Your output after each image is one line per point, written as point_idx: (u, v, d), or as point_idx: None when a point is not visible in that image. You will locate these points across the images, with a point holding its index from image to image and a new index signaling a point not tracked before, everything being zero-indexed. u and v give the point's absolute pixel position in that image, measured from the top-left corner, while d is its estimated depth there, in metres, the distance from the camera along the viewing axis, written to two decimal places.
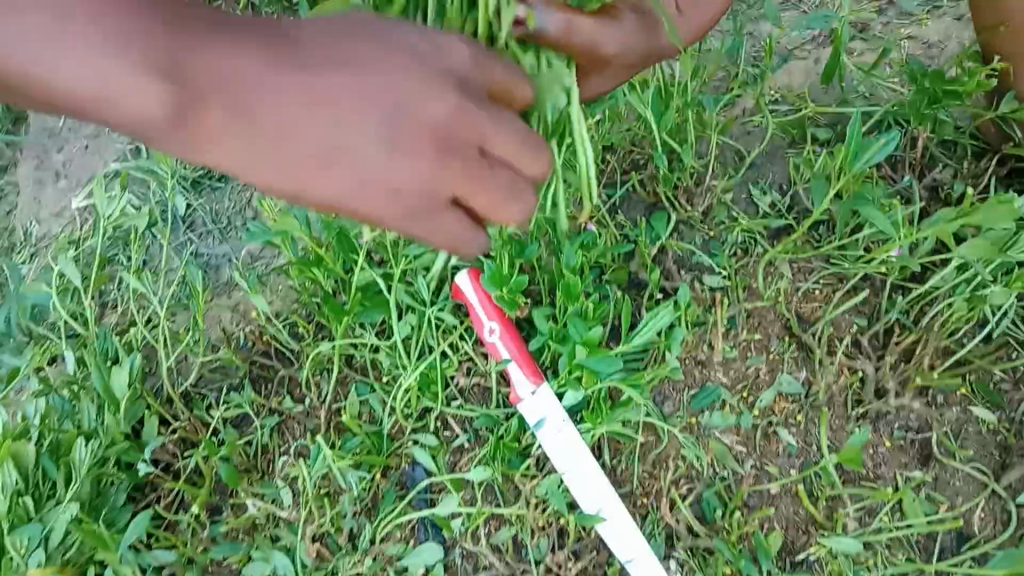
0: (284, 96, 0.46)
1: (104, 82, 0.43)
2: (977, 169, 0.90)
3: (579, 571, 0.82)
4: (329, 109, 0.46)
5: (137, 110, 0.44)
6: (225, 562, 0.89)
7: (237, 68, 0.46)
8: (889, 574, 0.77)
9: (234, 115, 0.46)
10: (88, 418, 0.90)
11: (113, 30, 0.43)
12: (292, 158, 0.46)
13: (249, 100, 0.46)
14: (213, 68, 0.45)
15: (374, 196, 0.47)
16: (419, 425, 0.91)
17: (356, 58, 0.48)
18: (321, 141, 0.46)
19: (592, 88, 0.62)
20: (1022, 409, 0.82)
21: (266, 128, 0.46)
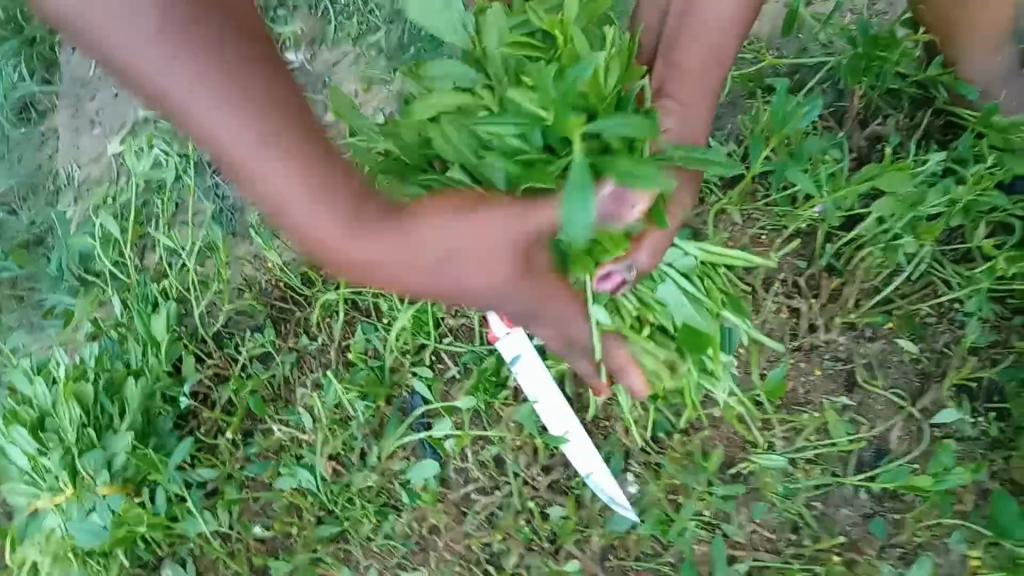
0: (427, 292, 0.70)
1: (425, 278, 0.68)
2: (914, 121, 0.97)
3: (551, 482, 0.96)
4: (474, 302, 0.74)
5: (411, 285, 0.68)
6: (258, 479, 1.05)
7: (414, 285, 0.68)
8: (811, 484, 0.91)
9: (449, 302, 0.74)
10: (136, 358, 1.06)
11: (404, 270, 0.66)
12: (460, 302, 0.74)
13: (454, 302, 0.74)
14: (414, 285, 0.68)
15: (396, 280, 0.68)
16: (416, 359, 1.05)
17: (478, 303, 0.74)
18: (475, 302, 0.74)
19: (693, 125, 0.78)
20: (941, 340, 0.93)
21: (447, 299, 0.73)
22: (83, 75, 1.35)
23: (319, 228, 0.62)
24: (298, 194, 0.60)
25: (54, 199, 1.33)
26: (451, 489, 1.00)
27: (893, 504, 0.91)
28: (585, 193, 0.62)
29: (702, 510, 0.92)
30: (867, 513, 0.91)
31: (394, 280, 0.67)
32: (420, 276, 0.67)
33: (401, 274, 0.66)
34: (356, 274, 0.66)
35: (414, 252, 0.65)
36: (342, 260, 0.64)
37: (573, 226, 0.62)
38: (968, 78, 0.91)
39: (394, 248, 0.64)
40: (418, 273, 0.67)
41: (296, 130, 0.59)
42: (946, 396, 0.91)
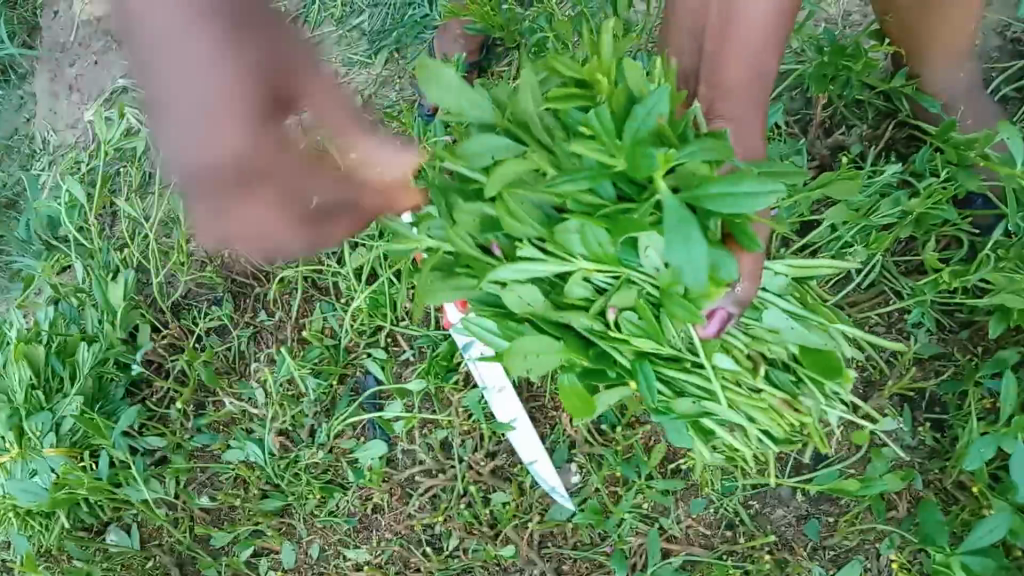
0: (243, 133, 0.62)
1: (229, 142, 0.62)
2: (876, 133, 0.99)
3: (495, 468, 0.97)
4: (319, 167, 0.66)
5: (232, 145, 0.62)
6: (208, 450, 1.06)
7: (229, 146, 0.62)
8: (750, 483, 0.92)
9: (316, 154, 0.66)
10: (92, 324, 1.06)
11: (240, 113, 0.62)
12: (299, 154, 0.66)
13: (284, 145, 0.65)
14: (252, 159, 0.63)
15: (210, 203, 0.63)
16: (372, 340, 1.06)
17: (297, 158, 0.65)
18: (319, 144, 0.66)
19: (755, 140, 0.75)
20: (887, 349, 0.95)
21: (284, 135, 0.65)
22: (64, 41, 1.35)
23: (204, 158, 0.62)
24: (200, 141, 0.62)
25: (26, 163, 1.33)
26: (397, 469, 1.01)
27: (828, 507, 0.92)
28: (691, 240, 0.54)
29: (641, 503, 0.93)
30: (802, 514, 0.93)
31: (226, 137, 0.62)
32: (246, 136, 0.62)
33: (232, 106, 0.61)
34: (209, 104, 0.62)
35: (260, 171, 0.62)
36: (222, 102, 0.61)
37: (686, 273, 0.54)
38: (932, 92, 0.93)
39: (247, 107, 0.62)
40: (249, 129, 0.62)
41: (224, 82, 0.61)
42: (886, 403, 0.93)
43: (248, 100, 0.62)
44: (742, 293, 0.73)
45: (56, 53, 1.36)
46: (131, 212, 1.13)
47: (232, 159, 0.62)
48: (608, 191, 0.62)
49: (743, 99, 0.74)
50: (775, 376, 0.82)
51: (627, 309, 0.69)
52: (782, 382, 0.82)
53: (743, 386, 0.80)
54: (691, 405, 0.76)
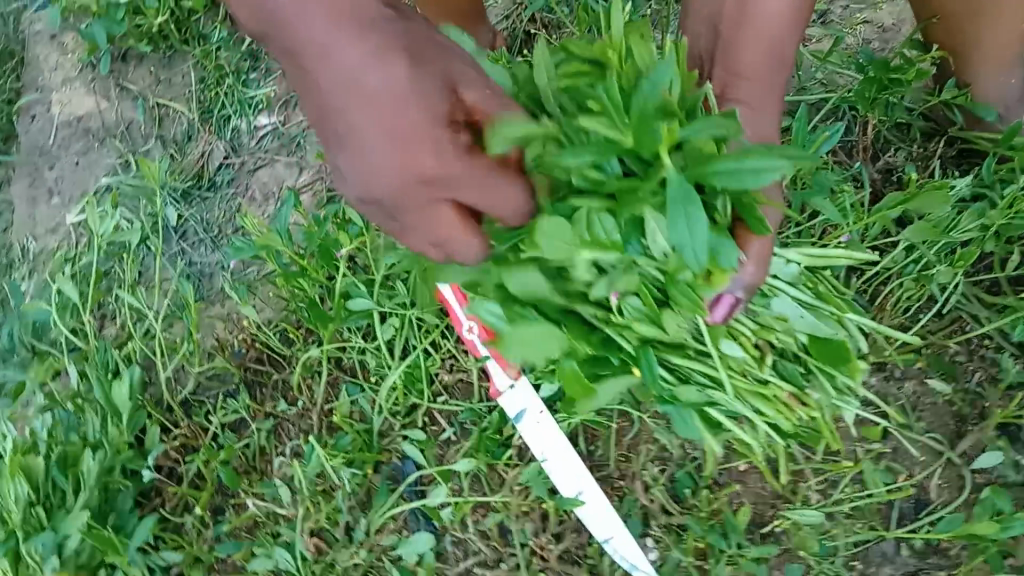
0: (377, 135, 0.52)
1: (398, 143, 0.52)
2: (927, 152, 0.95)
3: (562, 552, 0.87)
4: (430, 184, 0.54)
5: (417, 152, 0.52)
6: (229, 560, 0.93)
7: (437, 150, 0.53)
8: (851, 541, 0.82)
9: (435, 190, 0.54)
10: (93, 430, 0.94)
11: (400, 122, 0.52)
12: (401, 171, 0.53)
13: (396, 170, 0.53)
14: (390, 179, 0.53)
15: (414, 214, 0.56)
16: (407, 421, 0.96)
17: (432, 183, 0.54)
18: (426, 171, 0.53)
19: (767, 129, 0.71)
20: (974, 379, 0.87)
21: (383, 135, 0.52)
22: (42, 143, 1.26)
23: (376, 175, 0.54)
24: (400, 156, 0.52)
25: (7, 273, 1.23)
26: (449, 564, 0.90)
27: (939, 560, 0.82)
28: (693, 215, 0.54)
29: None
30: (911, 571, 0.82)
31: (420, 144, 0.52)
32: (426, 125, 0.52)
33: (407, 104, 0.52)
34: (400, 114, 0.52)
35: (412, 137, 0.52)
36: (365, 112, 0.52)
37: (686, 251, 0.54)
38: (983, 100, 0.90)
39: (405, 113, 0.52)
40: (408, 123, 0.52)
41: (373, 92, 0.52)
42: (986, 439, 0.85)
43: (430, 116, 0.53)
44: (753, 276, 0.67)
45: (35, 151, 1.27)
46: (133, 303, 1.04)
47: (388, 177, 0.54)
48: (612, 166, 0.61)
49: (750, 96, 0.71)
50: (782, 367, 0.78)
51: (630, 295, 0.67)
52: (791, 375, 0.77)
53: (748, 376, 0.77)
54: (698, 393, 0.74)
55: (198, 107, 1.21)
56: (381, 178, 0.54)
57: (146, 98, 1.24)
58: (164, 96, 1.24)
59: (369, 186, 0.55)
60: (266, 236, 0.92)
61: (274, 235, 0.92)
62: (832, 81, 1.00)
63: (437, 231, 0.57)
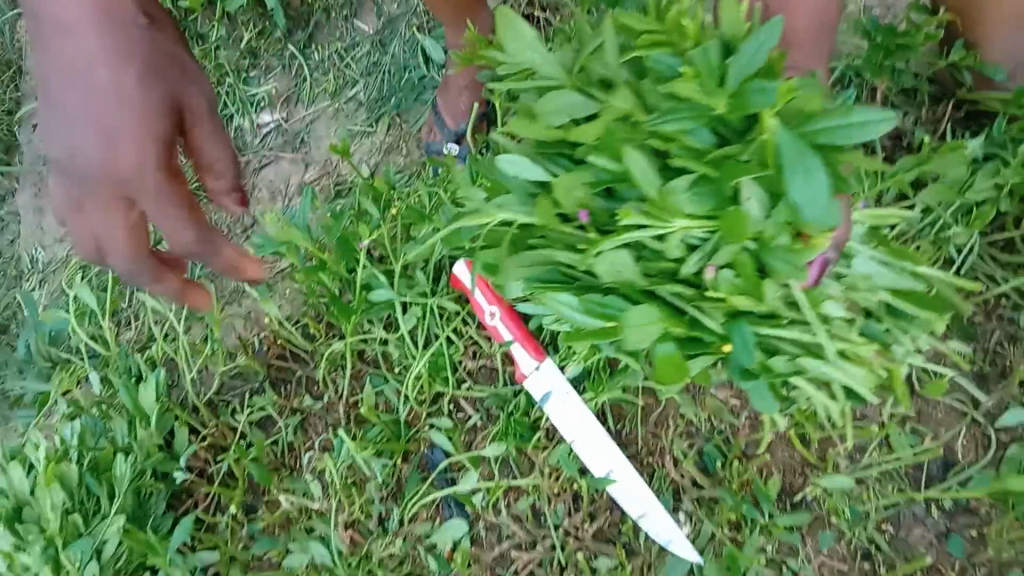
0: (90, 149, 0.54)
1: (117, 156, 0.54)
2: (935, 115, 0.96)
3: (596, 531, 0.88)
4: (119, 205, 0.56)
5: (135, 167, 0.55)
6: (265, 556, 0.94)
7: (136, 162, 0.55)
8: (882, 505, 0.83)
9: (166, 207, 0.56)
10: (121, 435, 0.96)
11: (136, 137, 0.55)
12: (164, 192, 0.56)
13: (126, 183, 0.55)
14: (163, 188, 0.56)
15: (90, 222, 0.56)
16: (434, 409, 0.96)
17: (142, 195, 0.56)
18: (108, 192, 0.55)
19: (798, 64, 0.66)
20: (995, 338, 0.87)
21: (117, 153, 0.54)
22: (45, 153, 1.27)
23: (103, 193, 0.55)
24: (108, 169, 0.55)
25: (16, 284, 1.23)
26: (484, 548, 0.91)
27: (969, 519, 0.83)
28: (813, 171, 0.52)
29: (764, 546, 0.84)
30: (942, 531, 0.83)
31: (128, 159, 0.55)
32: (128, 140, 0.55)
33: (142, 122, 0.55)
34: (119, 128, 0.54)
35: (120, 152, 0.54)
36: (144, 128, 0.55)
37: (813, 210, 0.53)
38: (991, 61, 0.90)
39: (132, 127, 0.55)
40: (109, 140, 0.54)
41: (108, 103, 0.54)
42: (1009, 397, 0.85)
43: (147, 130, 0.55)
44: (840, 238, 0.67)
45: (36, 163, 1.27)
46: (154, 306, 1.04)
47: (134, 187, 0.56)
48: (702, 134, 0.60)
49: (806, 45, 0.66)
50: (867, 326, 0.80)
51: (723, 268, 0.66)
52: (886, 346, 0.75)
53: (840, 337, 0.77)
54: (789, 363, 0.73)
55: None
56: (153, 190, 0.56)
57: None
58: None
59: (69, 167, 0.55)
60: (286, 230, 0.92)
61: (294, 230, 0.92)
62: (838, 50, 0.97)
63: (103, 239, 0.57)
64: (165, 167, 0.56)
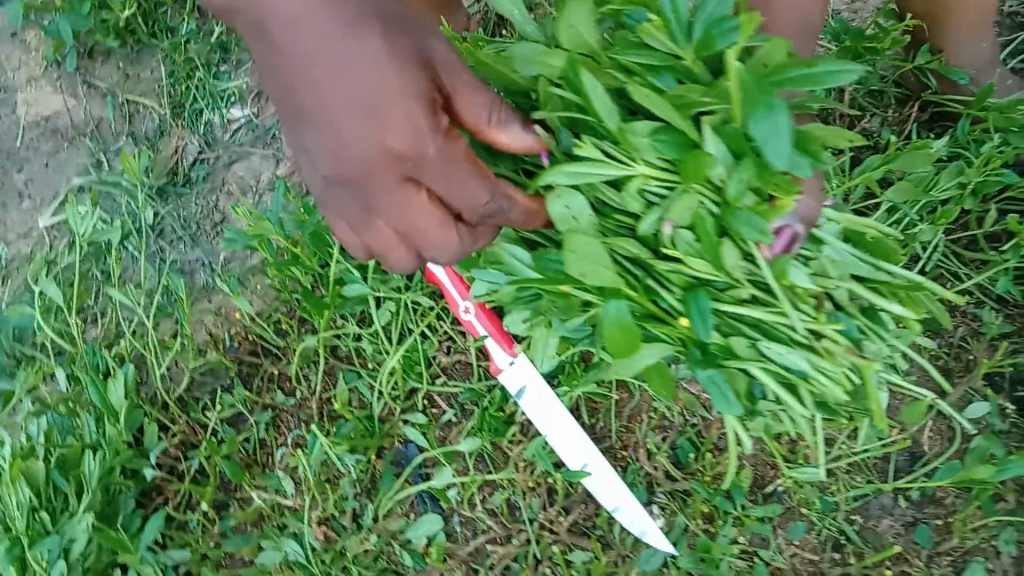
0: (353, 124, 0.51)
1: (383, 127, 0.51)
2: (901, 116, 0.98)
3: (570, 524, 0.88)
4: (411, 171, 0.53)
5: (404, 136, 0.51)
6: (238, 554, 0.93)
7: (405, 127, 0.51)
8: (851, 496, 0.85)
9: (443, 176, 0.53)
10: (89, 431, 0.94)
11: (374, 107, 0.51)
12: (426, 161, 0.52)
13: (404, 157, 0.52)
14: (419, 164, 0.53)
15: (375, 204, 0.55)
16: (408, 405, 0.96)
17: (416, 168, 0.53)
18: (396, 157, 0.52)
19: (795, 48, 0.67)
20: (958, 332, 0.90)
21: (370, 127, 0.51)
22: (9, 146, 1.22)
23: (353, 159, 0.52)
24: (380, 144, 0.51)
25: None
26: (459, 543, 0.91)
27: (934, 509, 0.85)
28: (773, 103, 0.48)
29: (737, 537, 0.85)
30: (909, 521, 0.85)
31: (388, 130, 0.51)
32: (388, 101, 0.51)
33: (384, 86, 0.50)
34: (370, 98, 0.50)
35: (381, 122, 0.51)
36: (375, 102, 0.51)
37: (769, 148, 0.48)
38: (957, 65, 0.93)
39: (373, 94, 0.50)
40: (381, 103, 0.51)
41: (358, 75, 0.50)
42: (974, 390, 0.87)
43: (406, 95, 0.51)
44: (809, 210, 0.61)
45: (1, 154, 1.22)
46: (122, 299, 1.03)
47: (393, 164, 0.52)
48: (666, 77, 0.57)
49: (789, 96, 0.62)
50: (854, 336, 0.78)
51: (683, 229, 0.60)
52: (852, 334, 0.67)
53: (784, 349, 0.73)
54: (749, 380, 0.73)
55: (169, 102, 1.18)
56: (415, 171, 0.53)
57: (115, 94, 1.20)
58: (133, 92, 1.20)
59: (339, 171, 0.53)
60: (257, 224, 0.91)
61: (266, 223, 0.91)
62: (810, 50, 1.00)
63: (407, 220, 0.55)
64: (438, 126, 0.52)
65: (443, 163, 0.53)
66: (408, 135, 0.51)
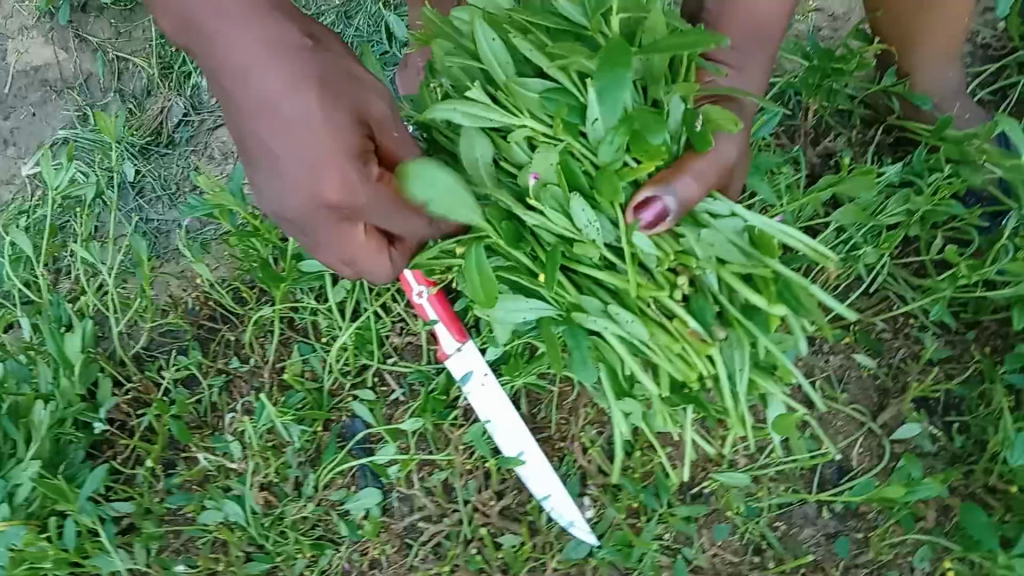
0: (297, 173, 0.58)
1: (325, 178, 0.58)
2: (865, 138, 0.99)
3: (502, 509, 0.91)
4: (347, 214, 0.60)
5: (342, 185, 0.58)
6: (180, 512, 0.96)
7: (343, 178, 0.58)
8: (775, 503, 0.87)
9: (375, 215, 0.61)
10: (45, 381, 0.96)
11: (317, 158, 0.57)
12: (360, 203, 0.59)
13: (341, 202, 0.59)
14: (355, 207, 0.60)
15: (317, 237, 0.62)
16: (358, 381, 0.98)
17: (351, 209, 0.60)
18: (334, 202, 0.59)
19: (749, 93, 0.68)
20: (898, 355, 0.92)
21: (312, 175, 0.57)
22: None
23: (296, 203, 0.59)
24: (317, 191, 0.58)
25: None
26: (394, 519, 0.93)
27: (856, 523, 0.88)
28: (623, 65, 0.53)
29: (662, 534, 0.87)
30: (830, 532, 0.88)
31: (326, 181, 0.58)
32: (326, 153, 0.57)
33: (324, 142, 0.57)
34: (313, 152, 0.57)
35: (319, 174, 0.57)
36: (315, 157, 0.57)
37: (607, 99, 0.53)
38: (922, 91, 0.95)
39: (318, 149, 0.57)
40: (321, 155, 0.57)
41: (299, 130, 0.57)
42: (905, 410, 0.89)
43: (344, 149, 0.57)
44: (686, 189, 0.60)
45: None
46: (86, 257, 1.03)
47: (329, 207, 0.59)
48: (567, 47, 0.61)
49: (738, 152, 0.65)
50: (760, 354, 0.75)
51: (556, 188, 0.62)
52: (706, 322, 0.65)
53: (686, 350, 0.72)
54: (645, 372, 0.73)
55: (158, 62, 1.19)
56: (351, 211, 0.60)
57: (105, 51, 1.21)
58: (124, 50, 1.21)
59: (284, 211, 0.60)
60: (219, 194, 0.93)
61: (226, 195, 0.94)
62: (780, 67, 1.02)
63: (345, 251, 0.63)
64: (371, 176, 0.59)
65: (375, 206, 0.60)
66: (344, 185, 0.58)
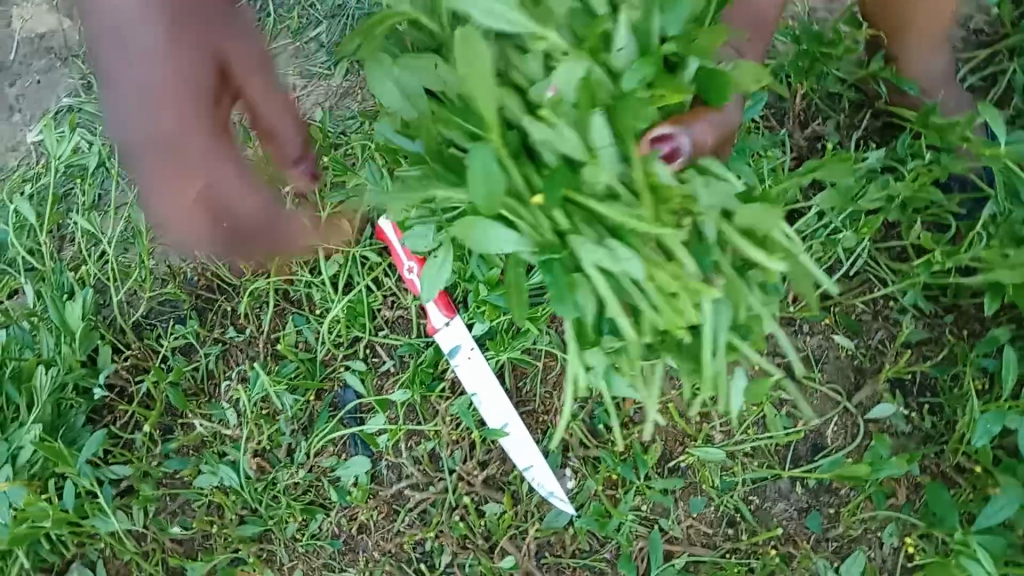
0: (131, 104, 0.62)
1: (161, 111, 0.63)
2: (854, 122, 1.00)
3: (486, 478, 0.94)
4: (182, 155, 0.64)
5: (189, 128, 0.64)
6: (177, 476, 0.99)
7: (166, 111, 0.63)
8: (750, 478, 0.90)
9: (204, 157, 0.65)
10: (47, 347, 0.99)
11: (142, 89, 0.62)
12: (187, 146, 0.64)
13: (169, 139, 0.63)
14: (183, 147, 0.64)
15: (190, 182, 0.64)
16: (350, 351, 1.01)
17: (185, 151, 0.64)
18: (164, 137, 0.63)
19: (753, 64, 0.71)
20: (878, 336, 0.93)
21: (178, 107, 0.63)
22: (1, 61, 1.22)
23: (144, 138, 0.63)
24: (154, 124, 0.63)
25: None
26: (383, 486, 0.96)
27: (830, 498, 0.90)
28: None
29: (639, 505, 0.91)
30: (803, 507, 0.90)
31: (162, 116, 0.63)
32: (159, 82, 0.62)
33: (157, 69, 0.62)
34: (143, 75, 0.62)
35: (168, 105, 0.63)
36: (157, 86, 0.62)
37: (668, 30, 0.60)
38: (909, 75, 0.95)
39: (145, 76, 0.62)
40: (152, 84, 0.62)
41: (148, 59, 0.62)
42: (880, 390, 0.92)
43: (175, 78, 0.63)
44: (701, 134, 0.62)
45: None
46: (88, 227, 1.06)
47: (177, 148, 0.64)
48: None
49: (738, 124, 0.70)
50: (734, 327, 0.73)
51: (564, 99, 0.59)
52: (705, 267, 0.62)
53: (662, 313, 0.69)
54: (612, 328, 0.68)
55: None
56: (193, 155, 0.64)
57: None
58: None
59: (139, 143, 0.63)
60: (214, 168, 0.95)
61: None
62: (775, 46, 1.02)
63: (221, 197, 0.65)
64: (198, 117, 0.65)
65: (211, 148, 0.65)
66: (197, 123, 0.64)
